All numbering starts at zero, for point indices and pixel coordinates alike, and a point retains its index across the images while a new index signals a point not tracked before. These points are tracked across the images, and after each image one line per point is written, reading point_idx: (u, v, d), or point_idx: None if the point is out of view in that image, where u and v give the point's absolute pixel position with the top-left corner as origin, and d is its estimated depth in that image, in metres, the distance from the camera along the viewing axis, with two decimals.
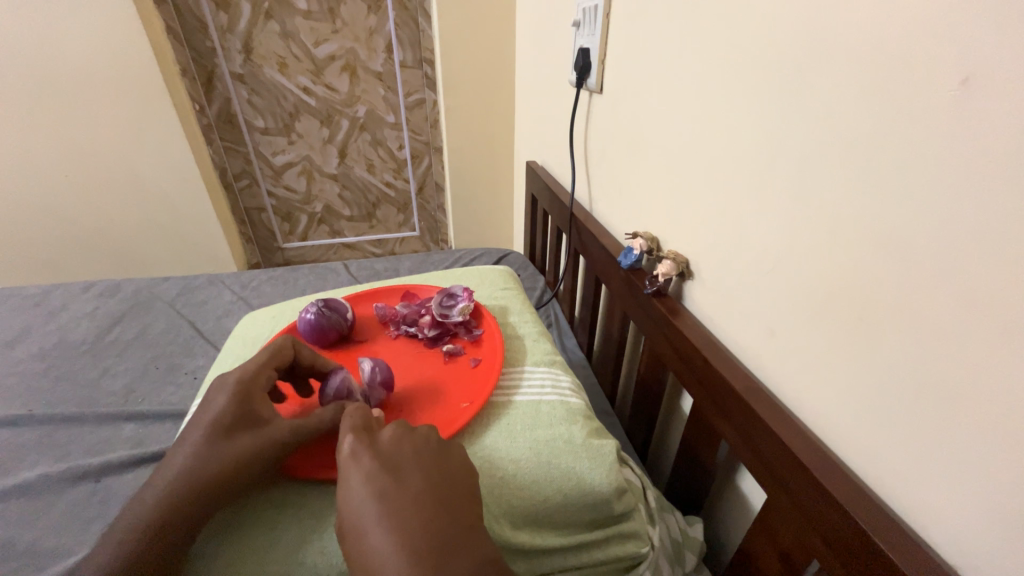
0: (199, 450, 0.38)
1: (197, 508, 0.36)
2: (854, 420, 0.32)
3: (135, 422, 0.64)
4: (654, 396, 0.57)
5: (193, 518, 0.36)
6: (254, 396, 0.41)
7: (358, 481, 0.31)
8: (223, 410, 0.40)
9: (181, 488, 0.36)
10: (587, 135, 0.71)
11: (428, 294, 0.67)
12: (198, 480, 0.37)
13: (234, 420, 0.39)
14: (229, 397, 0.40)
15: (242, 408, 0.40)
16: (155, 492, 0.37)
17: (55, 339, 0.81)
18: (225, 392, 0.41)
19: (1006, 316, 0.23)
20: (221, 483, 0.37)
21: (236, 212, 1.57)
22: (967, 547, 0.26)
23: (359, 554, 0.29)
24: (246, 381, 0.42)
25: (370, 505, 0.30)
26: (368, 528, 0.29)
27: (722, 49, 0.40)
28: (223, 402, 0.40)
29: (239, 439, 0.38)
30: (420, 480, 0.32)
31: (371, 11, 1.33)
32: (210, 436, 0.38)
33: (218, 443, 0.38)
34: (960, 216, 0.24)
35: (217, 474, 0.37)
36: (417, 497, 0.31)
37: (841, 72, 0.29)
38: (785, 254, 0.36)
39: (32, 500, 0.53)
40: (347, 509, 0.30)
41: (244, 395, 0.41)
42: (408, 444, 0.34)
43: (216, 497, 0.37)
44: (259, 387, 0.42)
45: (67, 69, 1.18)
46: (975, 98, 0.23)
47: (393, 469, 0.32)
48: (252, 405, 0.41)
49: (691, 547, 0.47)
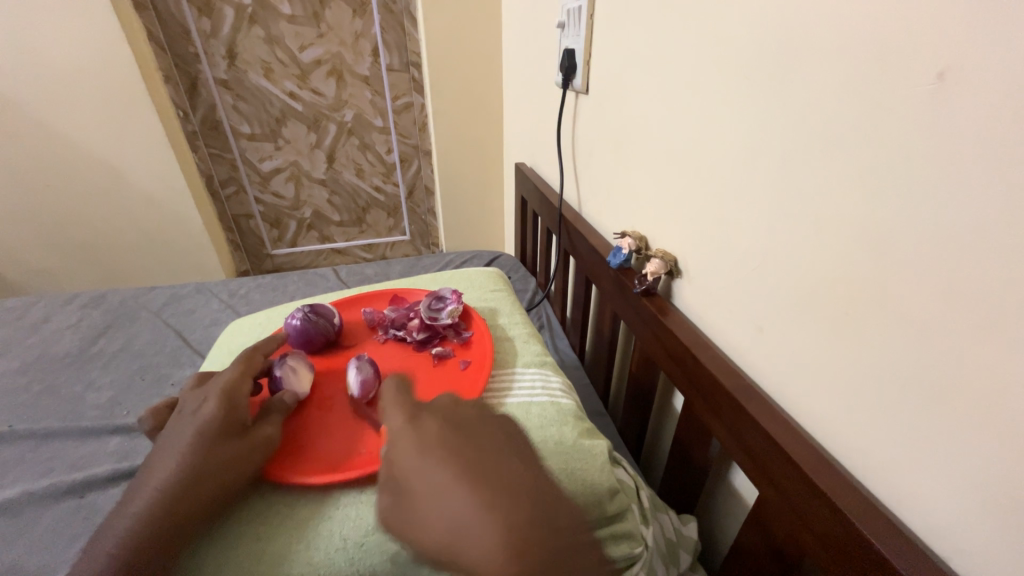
0: (185, 456, 0.37)
1: (186, 517, 0.35)
2: (844, 414, 0.31)
3: (120, 435, 0.63)
4: (646, 395, 0.57)
5: (182, 529, 0.35)
6: (240, 403, 0.41)
7: (425, 441, 0.33)
8: (208, 416, 0.39)
9: (166, 497, 0.35)
10: (575, 136, 0.71)
11: (416, 297, 0.66)
12: (182, 489, 0.35)
13: (224, 424, 0.39)
14: (215, 404, 0.40)
15: (228, 413, 0.40)
16: (140, 503, 0.36)
17: (37, 352, 0.79)
18: (212, 400, 0.41)
19: (990, 309, 0.23)
20: (208, 490, 0.36)
21: (223, 219, 1.55)
22: (961, 545, 0.26)
23: (428, 502, 0.30)
24: (231, 389, 0.42)
25: (441, 456, 0.32)
26: (438, 476, 0.30)
27: (704, 47, 0.40)
28: (206, 410, 0.40)
29: (227, 445, 0.38)
30: (482, 440, 0.34)
31: (357, 15, 1.32)
32: (198, 440, 0.38)
33: (208, 446, 0.37)
34: (942, 209, 0.24)
35: (205, 480, 0.36)
36: (485, 451, 0.32)
37: (821, 68, 0.29)
38: (772, 253, 0.36)
39: (12, 518, 0.51)
40: (415, 465, 0.32)
41: (228, 400, 0.41)
42: (459, 410, 0.37)
43: (204, 506, 0.36)
44: (242, 393, 0.42)
45: (48, 78, 1.16)
46: (953, 90, 0.23)
47: (458, 430, 0.34)
48: (237, 412, 0.40)
49: (685, 546, 0.47)
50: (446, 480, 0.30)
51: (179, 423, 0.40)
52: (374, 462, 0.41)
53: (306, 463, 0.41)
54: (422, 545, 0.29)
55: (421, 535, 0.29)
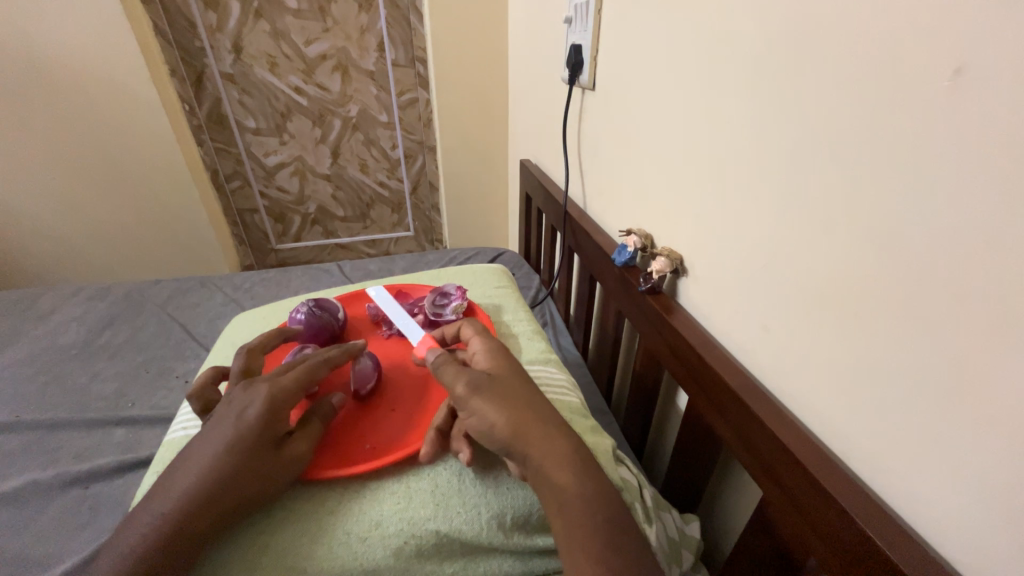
0: (216, 466, 0.36)
1: (212, 527, 0.35)
2: (851, 416, 0.31)
3: (124, 426, 0.63)
4: (650, 393, 0.57)
5: (204, 535, 0.34)
6: (285, 411, 0.40)
7: (511, 365, 0.41)
8: (251, 426, 0.38)
9: (198, 503, 0.35)
10: (580, 133, 0.70)
11: (420, 293, 0.66)
12: (215, 499, 0.35)
13: (262, 437, 0.37)
14: (258, 413, 0.38)
15: (272, 423, 0.38)
16: (170, 501, 0.35)
17: (43, 344, 0.80)
18: (254, 404, 0.39)
19: (1002, 311, 0.22)
20: (239, 504, 0.35)
21: (227, 213, 1.56)
22: (969, 548, 0.25)
23: (507, 398, 0.38)
24: (277, 397, 0.40)
25: (522, 378, 0.40)
26: (521, 389, 0.39)
27: (714, 46, 0.39)
28: (249, 417, 0.38)
29: (262, 461, 0.37)
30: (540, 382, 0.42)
31: (362, 9, 1.31)
32: (233, 450, 0.36)
33: (241, 460, 0.36)
34: (955, 210, 0.23)
35: (239, 495, 0.35)
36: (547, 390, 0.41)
37: (835, 65, 0.29)
38: (781, 253, 0.35)
39: (18, 507, 0.52)
40: (504, 374, 0.40)
41: (273, 408, 0.39)
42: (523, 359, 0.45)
43: (227, 514, 0.35)
44: (291, 399, 0.40)
45: (55, 71, 1.17)
46: (970, 87, 0.22)
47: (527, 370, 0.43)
48: (279, 423, 0.39)
49: (688, 545, 0.46)
50: (534, 395, 0.39)
51: (219, 421, 0.38)
52: (383, 457, 0.42)
53: (328, 463, 0.41)
54: (506, 418, 0.36)
55: (510, 413, 0.37)
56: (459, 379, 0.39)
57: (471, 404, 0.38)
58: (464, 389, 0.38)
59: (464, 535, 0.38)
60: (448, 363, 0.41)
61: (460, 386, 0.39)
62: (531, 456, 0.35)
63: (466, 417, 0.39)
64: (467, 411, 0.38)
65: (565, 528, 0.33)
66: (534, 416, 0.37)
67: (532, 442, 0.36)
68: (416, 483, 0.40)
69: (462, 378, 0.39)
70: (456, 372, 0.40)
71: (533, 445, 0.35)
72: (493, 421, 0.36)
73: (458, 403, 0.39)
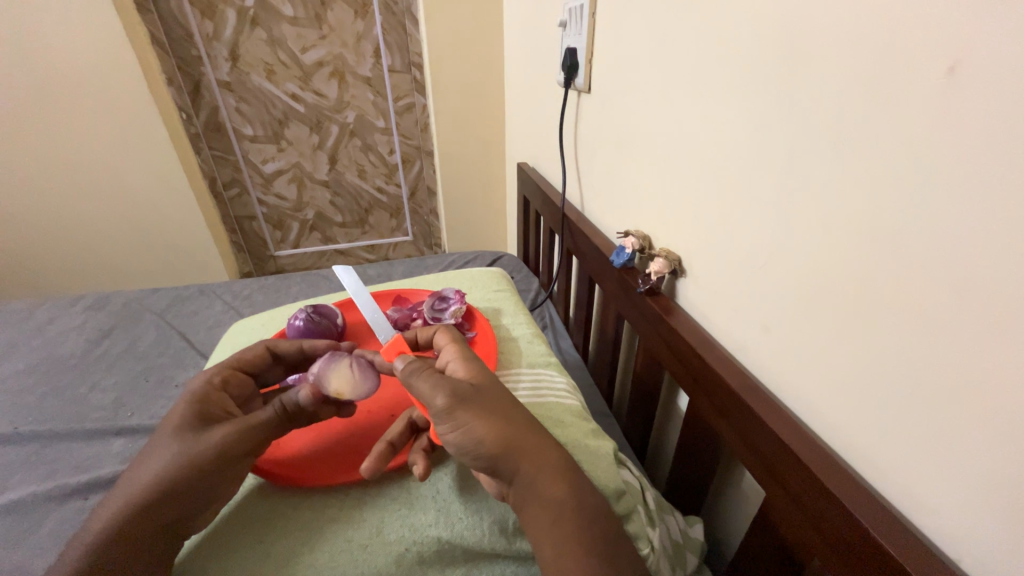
0: (149, 460, 0.37)
1: (144, 530, 0.34)
2: (852, 415, 0.31)
3: (124, 436, 0.63)
4: (651, 394, 0.56)
5: (129, 537, 0.34)
6: (209, 410, 0.41)
7: (484, 377, 0.41)
8: (172, 427, 0.39)
9: (125, 512, 0.35)
10: (577, 136, 0.71)
11: (419, 297, 0.66)
12: (139, 494, 0.35)
13: (190, 424, 0.39)
14: (185, 404, 0.40)
15: (191, 420, 0.39)
16: (102, 519, 0.35)
17: (42, 354, 0.80)
18: (181, 399, 0.41)
19: (1002, 310, 0.22)
20: (163, 501, 0.35)
21: (226, 221, 1.55)
22: (979, 551, 0.25)
23: (490, 412, 0.37)
24: (203, 388, 0.42)
25: (500, 390, 0.40)
26: (503, 401, 0.39)
27: (709, 47, 0.39)
28: (172, 420, 0.40)
29: (182, 446, 0.37)
30: None
31: (359, 15, 1.32)
32: (161, 443, 0.38)
33: (165, 450, 0.37)
34: (951, 208, 0.24)
35: (158, 494, 0.35)
36: None
37: (830, 65, 0.29)
38: (779, 254, 0.35)
39: (17, 519, 0.51)
40: (481, 386, 0.39)
41: (196, 399, 0.41)
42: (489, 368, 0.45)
43: (154, 508, 0.35)
44: (215, 400, 0.42)
45: (52, 81, 1.17)
46: (964, 85, 0.22)
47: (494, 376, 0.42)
48: (200, 408, 0.40)
49: (691, 547, 0.45)
50: (517, 406, 0.39)
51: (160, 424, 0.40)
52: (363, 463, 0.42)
53: (313, 471, 0.41)
54: (493, 432, 0.36)
55: (498, 429, 0.36)
56: (438, 390, 0.38)
57: (454, 415, 0.37)
58: (446, 402, 0.37)
59: (464, 540, 0.37)
60: (425, 371, 0.39)
61: (440, 398, 0.37)
62: (522, 471, 0.35)
63: (447, 429, 0.37)
64: (451, 424, 0.37)
65: (556, 550, 0.33)
66: (520, 431, 0.37)
67: (522, 458, 0.35)
68: (418, 489, 0.40)
69: (443, 389, 0.38)
70: (433, 383, 0.39)
71: (524, 458, 0.35)
72: (480, 435, 0.36)
73: (439, 415, 0.37)
